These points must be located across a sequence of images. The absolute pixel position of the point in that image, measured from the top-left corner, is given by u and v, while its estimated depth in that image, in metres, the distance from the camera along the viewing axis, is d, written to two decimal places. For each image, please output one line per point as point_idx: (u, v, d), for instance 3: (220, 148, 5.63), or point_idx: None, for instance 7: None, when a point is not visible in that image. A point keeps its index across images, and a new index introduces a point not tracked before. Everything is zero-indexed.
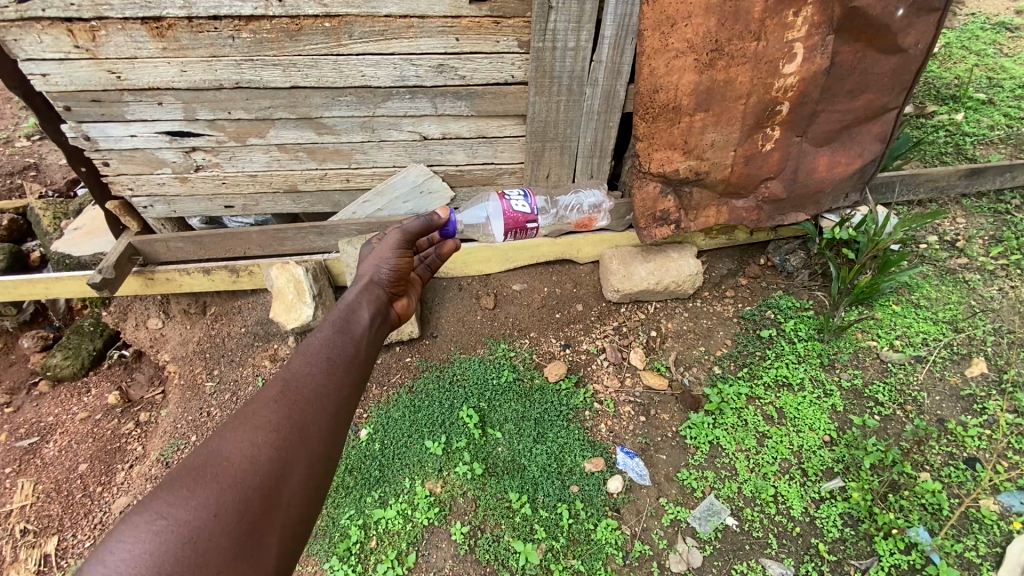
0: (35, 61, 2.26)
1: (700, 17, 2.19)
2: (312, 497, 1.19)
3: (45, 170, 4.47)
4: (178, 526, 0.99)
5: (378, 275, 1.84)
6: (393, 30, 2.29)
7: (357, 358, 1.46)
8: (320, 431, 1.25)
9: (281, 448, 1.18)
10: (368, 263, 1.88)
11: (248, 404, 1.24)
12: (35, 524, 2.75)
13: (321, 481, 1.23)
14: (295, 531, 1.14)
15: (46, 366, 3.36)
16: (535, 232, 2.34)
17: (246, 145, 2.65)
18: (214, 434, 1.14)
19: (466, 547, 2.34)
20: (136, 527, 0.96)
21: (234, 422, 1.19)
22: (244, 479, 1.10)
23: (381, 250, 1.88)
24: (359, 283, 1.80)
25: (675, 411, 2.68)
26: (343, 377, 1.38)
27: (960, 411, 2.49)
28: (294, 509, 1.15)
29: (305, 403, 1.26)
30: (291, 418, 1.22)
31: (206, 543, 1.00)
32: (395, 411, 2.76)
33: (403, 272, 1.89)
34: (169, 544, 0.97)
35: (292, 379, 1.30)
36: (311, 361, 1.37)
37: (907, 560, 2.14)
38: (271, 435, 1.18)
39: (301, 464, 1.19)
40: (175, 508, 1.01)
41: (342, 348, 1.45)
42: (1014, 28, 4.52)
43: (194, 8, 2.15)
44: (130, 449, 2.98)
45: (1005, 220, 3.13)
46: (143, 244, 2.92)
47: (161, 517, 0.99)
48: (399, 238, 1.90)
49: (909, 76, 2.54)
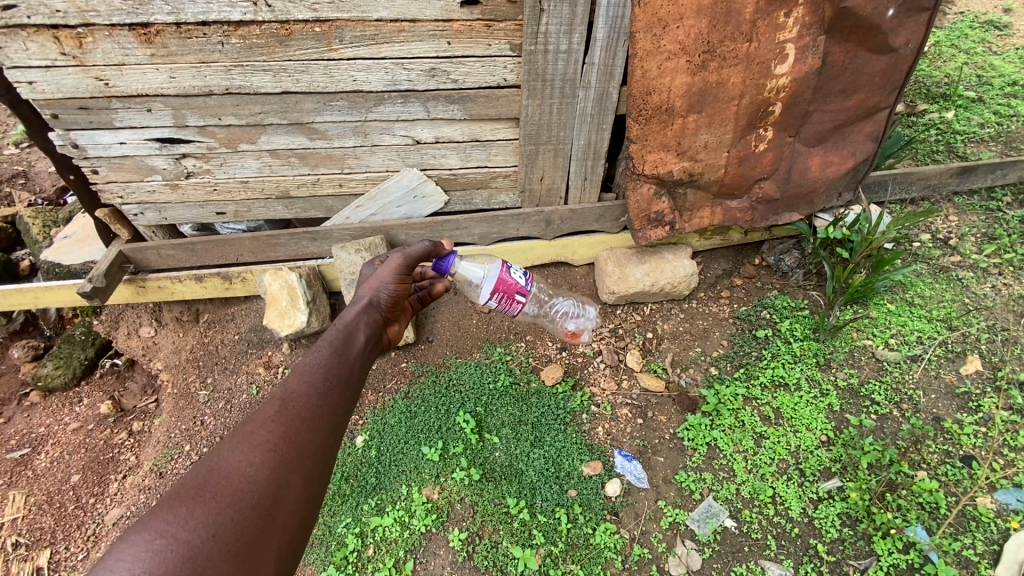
0: (21, 69, 2.23)
1: (692, 18, 2.18)
2: (307, 518, 1.18)
3: (34, 178, 4.44)
4: (178, 546, 0.96)
5: (376, 299, 1.82)
6: (384, 34, 2.27)
7: (352, 379, 1.46)
8: (315, 452, 1.24)
9: (279, 467, 1.17)
10: (368, 286, 1.87)
11: (245, 423, 1.22)
12: (27, 537, 2.72)
13: (316, 502, 1.22)
14: (289, 553, 1.12)
15: (37, 377, 3.33)
16: (518, 309, 2.21)
17: (237, 151, 2.63)
18: (211, 453, 1.13)
19: (464, 554, 2.33)
20: (135, 547, 0.93)
21: (230, 441, 1.17)
22: (243, 497, 1.08)
23: (382, 274, 1.87)
24: (357, 305, 1.79)
25: (673, 413, 2.68)
26: (338, 397, 1.39)
27: (956, 409, 2.49)
28: (290, 529, 1.13)
29: (303, 422, 1.26)
30: (289, 437, 1.22)
31: (204, 563, 0.97)
32: (391, 417, 2.74)
33: (401, 299, 1.88)
34: (169, 563, 0.94)
35: (290, 398, 1.30)
36: (307, 380, 1.37)
37: (905, 560, 2.14)
38: (269, 455, 1.17)
39: (297, 485, 1.18)
40: (175, 527, 0.98)
41: (337, 368, 1.45)
42: (1002, 26, 4.56)
43: (183, 14, 2.14)
44: (123, 459, 2.95)
45: (997, 217, 3.15)
46: (134, 252, 2.89)
47: (160, 536, 0.96)
48: (403, 262, 1.90)
49: (900, 75, 2.56)
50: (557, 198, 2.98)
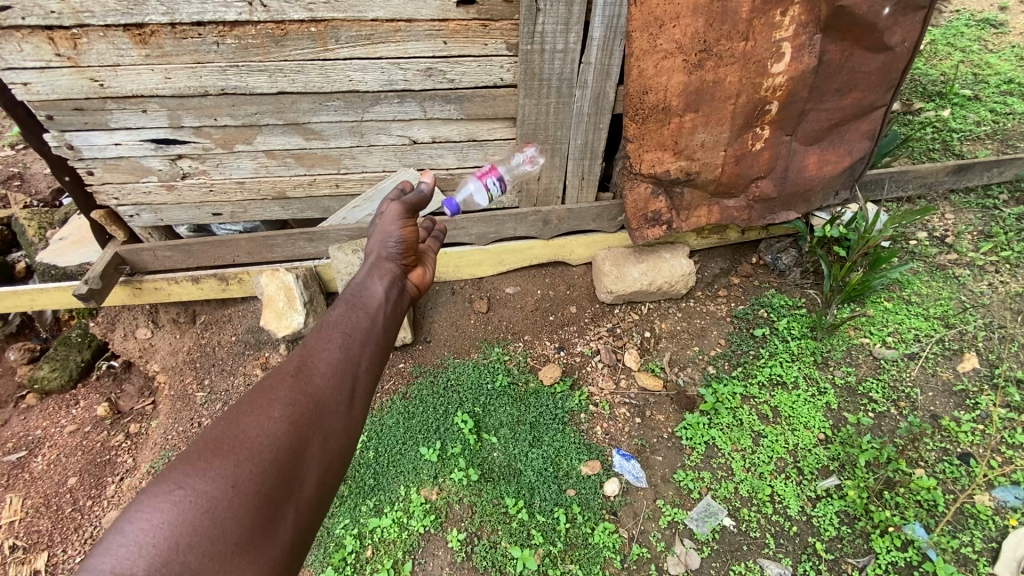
0: (15, 70, 2.22)
1: (688, 17, 2.18)
2: (330, 471, 1.17)
3: (29, 180, 4.42)
4: (196, 498, 0.97)
5: (385, 249, 1.70)
6: (380, 34, 2.27)
7: (375, 330, 1.40)
8: (336, 406, 1.21)
9: (298, 422, 1.14)
10: (373, 240, 1.74)
11: (265, 377, 1.20)
12: (24, 540, 2.70)
13: (339, 457, 1.20)
14: (311, 507, 1.11)
15: (33, 379, 3.32)
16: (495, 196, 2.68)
17: (233, 152, 2.62)
18: (231, 407, 1.12)
19: (463, 554, 2.32)
20: (155, 497, 0.95)
21: (251, 396, 1.16)
22: (261, 451, 1.07)
23: (382, 224, 1.75)
24: (367, 258, 1.68)
25: (670, 412, 2.68)
26: (361, 350, 1.34)
27: (953, 407, 2.50)
28: (311, 484, 1.12)
29: (323, 376, 1.23)
30: (308, 392, 1.19)
31: (223, 515, 0.97)
32: (389, 418, 2.73)
33: (412, 242, 1.74)
34: (188, 515, 0.95)
35: (309, 353, 1.26)
36: (327, 334, 1.33)
37: (903, 557, 2.15)
38: (289, 409, 1.15)
39: (318, 440, 1.16)
40: (194, 479, 0.99)
41: (358, 321, 1.40)
42: (998, 24, 4.57)
43: (177, 14, 2.13)
44: (120, 462, 2.94)
45: (993, 215, 3.16)
46: (130, 253, 2.88)
47: (179, 487, 0.97)
48: (397, 209, 1.78)
49: (896, 73, 2.56)
50: (554, 198, 2.98)
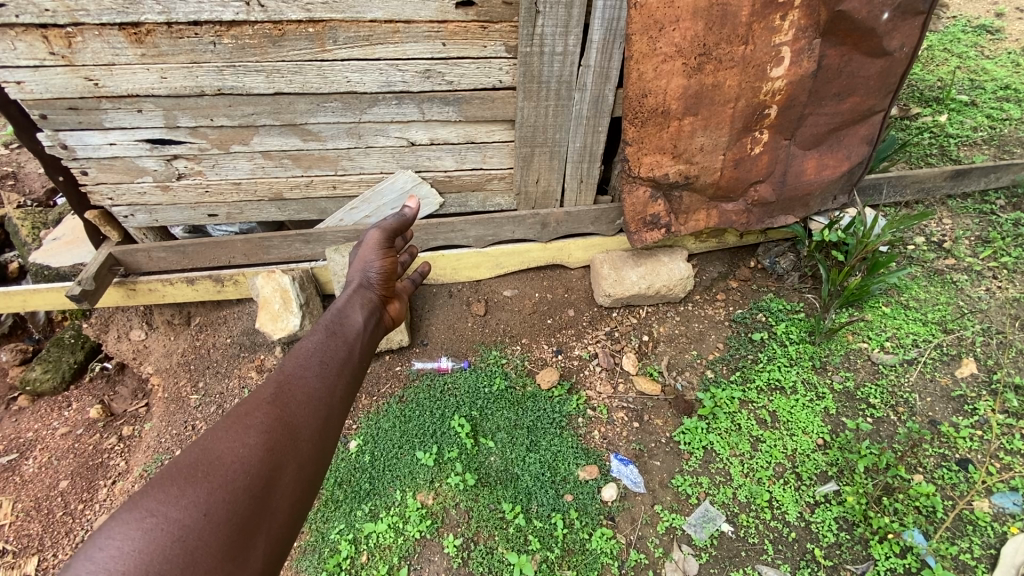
0: (9, 69, 2.20)
1: (688, 21, 2.17)
2: (303, 498, 1.17)
3: (23, 179, 4.39)
4: (167, 525, 0.95)
5: (366, 278, 1.88)
6: (378, 35, 2.25)
7: (351, 360, 1.46)
8: (311, 434, 1.22)
9: (273, 448, 1.15)
10: (355, 268, 1.93)
11: (240, 404, 1.21)
12: (14, 544, 2.67)
13: (312, 486, 1.20)
14: (282, 535, 1.10)
15: (25, 381, 3.28)
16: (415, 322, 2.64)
17: (229, 153, 2.60)
18: (206, 433, 1.11)
19: (459, 560, 2.29)
20: (126, 524, 0.92)
21: (226, 423, 1.16)
22: (235, 478, 1.06)
23: (364, 253, 1.95)
24: (349, 287, 1.85)
25: (669, 416, 2.67)
26: (336, 379, 1.37)
27: (952, 412, 2.49)
28: (284, 512, 1.11)
29: (298, 404, 1.25)
30: (283, 419, 1.20)
31: (194, 542, 0.96)
32: (385, 421, 2.72)
33: (390, 273, 1.93)
34: (160, 542, 0.93)
35: (285, 382, 1.28)
36: (303, 363, 1.36)
37: (902, 564, 2.13)
38: (263, 436, 1.15)
39: (291, 467, 1.16)
40: (166, 505, 0.97)
41: (334, 351, 1.44)
42: (994, 31, 4.60)
43: (173, 14, 2.10)
44: (113, 465, 2.89)
45: (990, 220, 3.16)
46: (124, 254, 2.86)
47: (151, 514, 0.95)
48: (378, 241, 1.99)
49: (895, 78, 2.55)
50: (552, 200, 2.97)
